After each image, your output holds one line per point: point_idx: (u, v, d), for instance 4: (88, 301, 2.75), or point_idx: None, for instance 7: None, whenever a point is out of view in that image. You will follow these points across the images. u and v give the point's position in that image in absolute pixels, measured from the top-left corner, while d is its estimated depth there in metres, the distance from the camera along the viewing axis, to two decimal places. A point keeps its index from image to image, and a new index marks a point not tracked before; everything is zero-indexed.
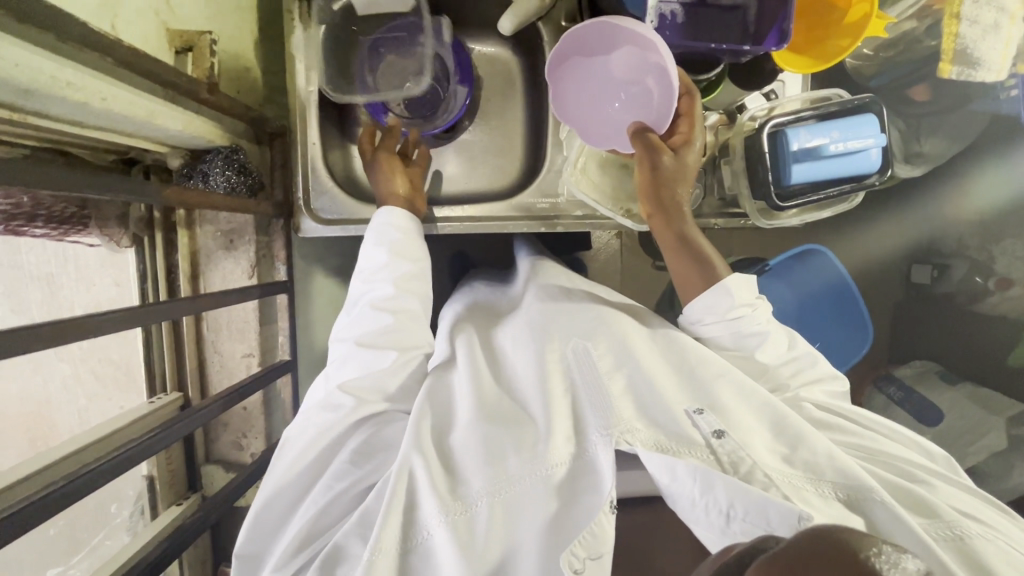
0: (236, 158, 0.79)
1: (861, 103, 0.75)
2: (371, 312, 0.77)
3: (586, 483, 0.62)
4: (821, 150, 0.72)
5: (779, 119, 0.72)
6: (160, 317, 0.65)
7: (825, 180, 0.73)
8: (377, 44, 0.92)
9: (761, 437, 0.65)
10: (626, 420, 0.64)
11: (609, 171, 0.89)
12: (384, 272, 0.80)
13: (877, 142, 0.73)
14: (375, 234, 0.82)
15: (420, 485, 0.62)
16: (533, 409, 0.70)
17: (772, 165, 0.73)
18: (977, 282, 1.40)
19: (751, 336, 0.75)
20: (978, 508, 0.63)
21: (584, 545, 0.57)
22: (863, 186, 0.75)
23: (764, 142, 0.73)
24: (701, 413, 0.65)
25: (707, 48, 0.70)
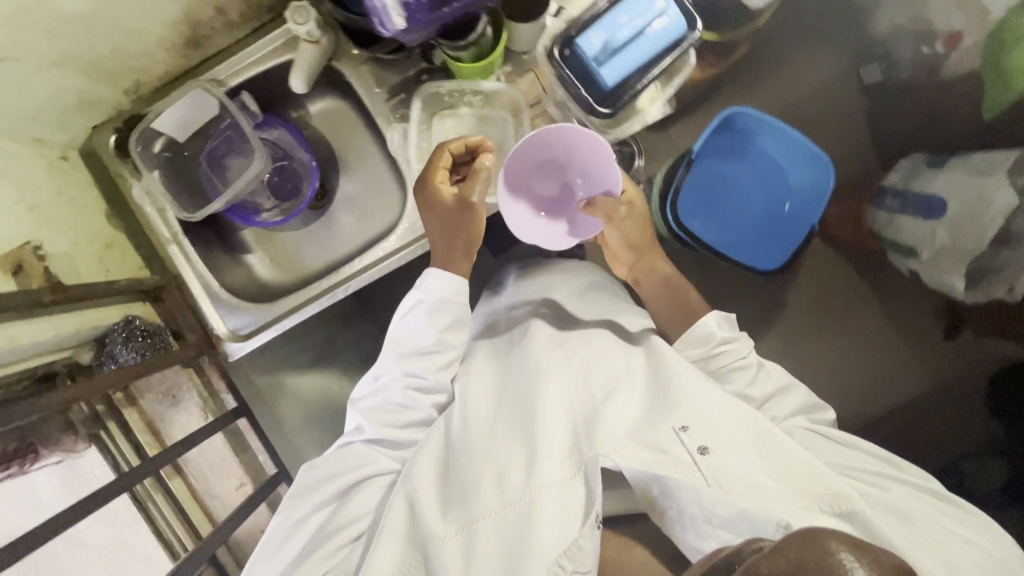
0: (133, 324, 0.84)
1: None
2: (403, 396, 0.78)
3: (573, 495, 0.68)
4: (614, 43, 0.75)
5: (565, 35, 0.77)
6: (101, 503, 0.69)
7: (636, 68, 0.77)
8: (213, 156, 0.93)
9: (746, 453, 0.67)
10: (616, 440, 0.69)
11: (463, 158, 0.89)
12: (426, 353, 0.79)
13: (664, 4, 0.73)
14: (430, 309, 0.79)
15: (416, 514, 0.68)
16: (519, 434, 0.73)
17: (584, 79, 0.78)
18: (928, 52, 1.38)
19: (736, 372, 0.80)
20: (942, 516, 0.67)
21: (571, 559, 0.64)
22: (677, 53, 0.76)
23: (563, 63, 0.78)
24: (684, 430, 0.68)
25: (447, 14, 0.68)
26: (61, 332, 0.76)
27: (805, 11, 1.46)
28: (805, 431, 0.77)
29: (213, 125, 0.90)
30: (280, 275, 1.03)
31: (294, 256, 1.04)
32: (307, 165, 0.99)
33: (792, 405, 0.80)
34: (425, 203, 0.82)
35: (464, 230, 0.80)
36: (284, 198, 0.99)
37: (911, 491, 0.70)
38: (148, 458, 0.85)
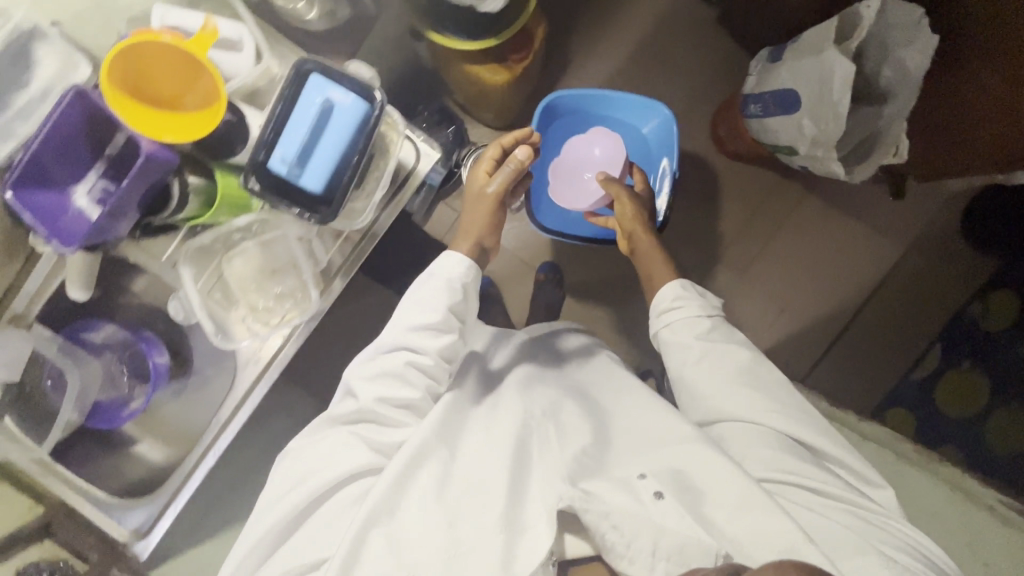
0: (25, 571, 0.87)
1: (293, 75, 0.66)
2: (402, 367, 0.93)
3: (537, 544, 0.74)
4: (308, 150, 0.67)
5: (251, 163, 0.67)
6: None
7: (341, 164, 0.69)
8: (49, 376, 0.93)
9: (707, 494, 0.79)
10: (591, 488, 0.77)
11: (265, 287, 0.88)
12: (424, 333, 0.95)
13: (339, 94, 0.67)
14: (427, 283, 1.00)
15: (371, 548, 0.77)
16: (489, 483, 0.82)
17: (289, 199, 0.68)
18: None
19: (704, 343, 0.96)
20: (884, 538, 0.80)
21: None
22: (375, 134, 0.69)
23: (260, 192, 0.67)
24: (644, 477, 0.79)
25: (125, 189, 0.67)
26: None
27: None
28: (786, 451, 0.88)
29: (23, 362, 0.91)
30: (173, 451, 1.04)
31: (180, 428, 1.05)
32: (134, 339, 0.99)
33: (773, 409, 0.90)
34: (471, 179, 1.17)
35: (485, 211, 1.13)
36: (133, 379, 1.00)
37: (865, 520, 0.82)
38: None
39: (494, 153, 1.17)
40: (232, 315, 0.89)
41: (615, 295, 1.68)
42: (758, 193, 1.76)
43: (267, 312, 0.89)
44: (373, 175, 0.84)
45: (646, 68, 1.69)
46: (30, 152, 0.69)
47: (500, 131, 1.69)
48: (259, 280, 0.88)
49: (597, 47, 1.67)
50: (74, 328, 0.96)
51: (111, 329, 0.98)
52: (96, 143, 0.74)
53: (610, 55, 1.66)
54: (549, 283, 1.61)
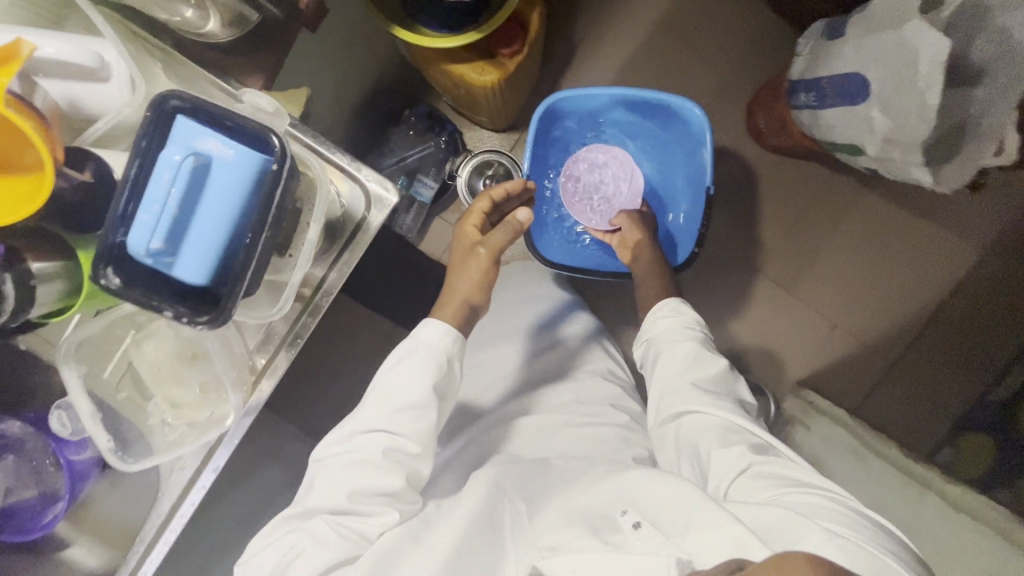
0: None
1: (155, 122, 0.46)
2: (382, 459, 0.76)
3: None
4: (180, 230, 0.46)
5: (102, 246, 0.46)
6: None
7: (232, 251, 0.48)
8: None
9: (660, 508, 0.66)
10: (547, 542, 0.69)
11: (185, 376, 0.69)
12: (404, 418, 0.78)
13: (225, 154, 0.47)
14: (413, 350, 0.82)
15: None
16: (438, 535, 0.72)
17: (159, 298, 0.48)
18: None
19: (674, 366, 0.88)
20: (840, 519, 0.60)
21: None
22: (276, 208, 0.48)
23: (112, 285, 0.47)
24: (624, 510, 0.68)
25: None
26: None
27: None
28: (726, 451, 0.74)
29: None
30: (112, 556, 0.87)
31: (119, 526, 0.89)
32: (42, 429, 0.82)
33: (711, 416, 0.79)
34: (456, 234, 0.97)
35: (478, 266, 0.91)
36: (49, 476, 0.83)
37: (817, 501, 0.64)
38: None
39: (484, 204, 0.98)
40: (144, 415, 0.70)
41: None
42: (808, 190, 1.48)
43: (189, 408, 0.70)
44: (297, 241, 0.60)
45: (668, 48, 1.42)
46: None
47: (499, 134, 1.46)
48: (175, 370, 0.69)
49: (609, 27, 1.41)
50: None
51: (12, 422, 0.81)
52: None
53: (624, 39, 1.41)
54: None
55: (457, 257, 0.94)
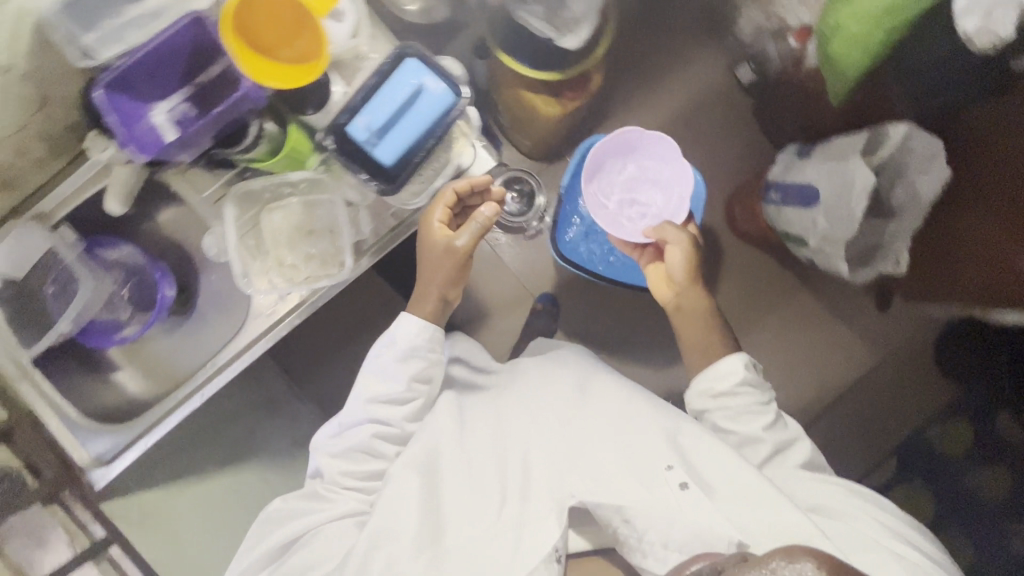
0: None
1: (393, 56, 0.72)
2: (368, 437, 0.93)
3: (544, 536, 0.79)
4: (386, 124, 0.71)
5: (333, 123, 0.71)
6: None
7: (412, 146, 0.72)
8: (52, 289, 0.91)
9: (715, 483, 0.79)
10: (587, 483, 0.82)
11: (298, 244, 0.90)
12: (386, 406, 0.94)
13: (422, 82, 0.71)
14: (387, 351, 0.95)
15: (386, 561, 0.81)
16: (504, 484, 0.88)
17: (359, 165, 0.72)
18: (784, 53, 1.48)
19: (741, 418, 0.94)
20: (896, 544, 0.76)
21: None
22: (450, 124, 0.73)
23: (332, 149, 0.71)
24: (671, 468, 0.80)
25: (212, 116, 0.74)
26: None
27: None
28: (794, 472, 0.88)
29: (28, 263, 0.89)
30: (155, 388, 1.02)
31: (167, 367, 1.03)
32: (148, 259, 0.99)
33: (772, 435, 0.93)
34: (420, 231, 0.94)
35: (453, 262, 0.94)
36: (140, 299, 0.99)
37: (872, 522, 0.80)
38: None
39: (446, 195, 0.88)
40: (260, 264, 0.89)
41: (609, 340, 1.71)
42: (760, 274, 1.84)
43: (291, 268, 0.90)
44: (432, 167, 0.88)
45: (680, 135, 1.79)
46: (134, 61, 0.72)
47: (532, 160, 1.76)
48: (292, 236, 0.89)
49: (638, 106, 1.78)
50: (91, 238, 0.95)
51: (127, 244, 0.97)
52: (195, 64, 0.77)
53: (647, 118, 1.78)
54: (547, 312, 1.62)
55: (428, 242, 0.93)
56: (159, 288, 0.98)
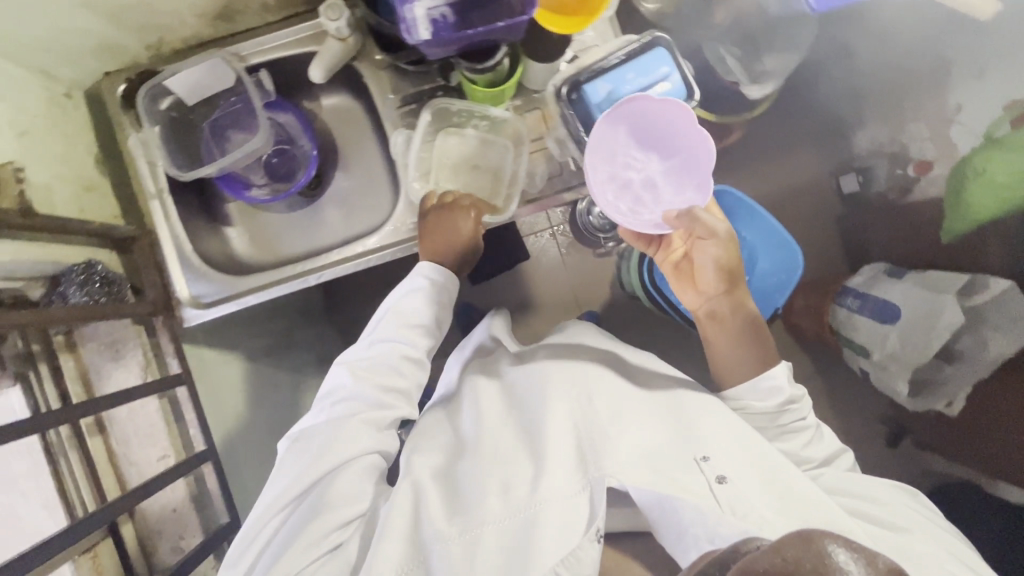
0: (94, 268, 0.80)
1: (648, 40, 0.79)
2: (394, 367, 0.82)
3: (577, 509, 0.70)
4: (617, 93, 0.81)
5: (576, 76, 0.83)
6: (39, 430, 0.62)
7: (630, 121, 0.82)
8: (215, 125, 0.94)
9: (752, 475, 0.69)
10: (620, 459, 0.72)
11: (461, 173, 0.93)
12: (420, 336, 0.84)
13: (668, 72, 0.81)
14: (419, 291, 0.85)
15: (417, 522, 0.71)
16: (536, 449, 0.79)
17: (581, 118, 0.84)
18: (901, 174, 1.47)
19: (794, 432, 0.81)
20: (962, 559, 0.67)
21: (567, 567, 0.66)
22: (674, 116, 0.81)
23: (568, 99, 0.84)
24: (706, 459, 0.71)
25: (468, 35, 0.71)
26: (16, 257, 0.70)
27: (782, 116, 1.57)
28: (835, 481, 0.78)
29: (203, 93, 0.90)
30: (258, 254, 1.02)
31: (273, 240, 1.04)
32: (309, 137, 0.99)
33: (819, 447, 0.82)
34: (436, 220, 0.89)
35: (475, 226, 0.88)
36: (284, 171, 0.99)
37: (933, 539, 0.70)
38: (71, 405, 0.73)
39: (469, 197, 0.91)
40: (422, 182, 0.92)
41: None
42: None
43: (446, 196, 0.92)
44: None
45: None
46: None
47: None
48: (458, 165, 0.93)
49: None
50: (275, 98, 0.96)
51: (299, 115, 0.97)
52: None
53: None
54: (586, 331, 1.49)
55: (440, 220, 0.88)
56: (306, 167, 0.98)
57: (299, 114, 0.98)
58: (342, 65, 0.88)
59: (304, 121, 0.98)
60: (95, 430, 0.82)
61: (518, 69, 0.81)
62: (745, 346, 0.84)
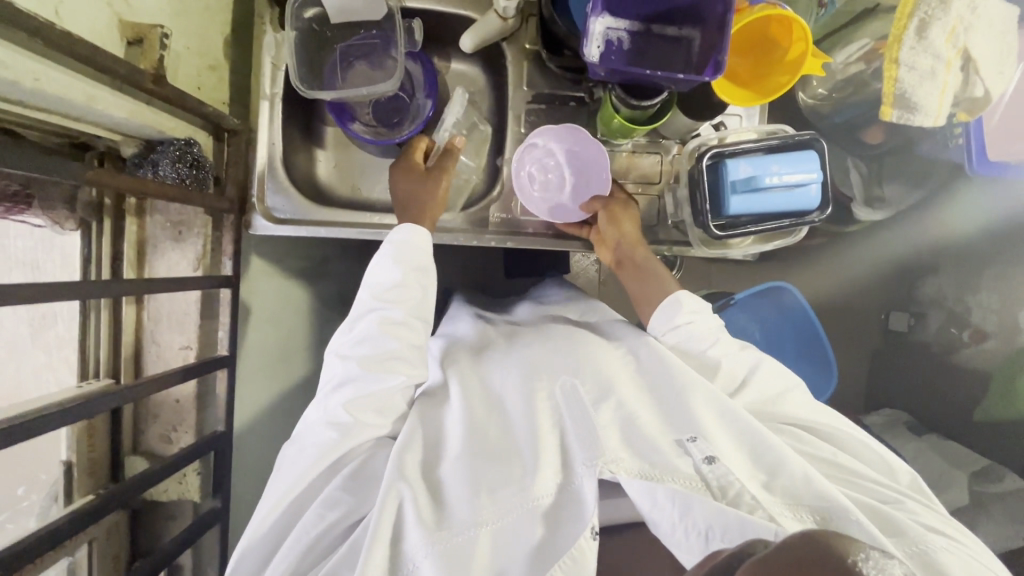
0: (190, 149, 0.79)
1: (801, 139, 0.75)
2: (378, 333, 0.73)
3: (560, 488, 0.58)
4: (758, 182, 0.72)
5: (719, 148, 0.74)
6: (91, 295, 0.61)
7: (760, 215, 0.74)
8: (347, 53, 0.92)
9: (740, 465, 0.59)
10: (612, 448, 0.58)
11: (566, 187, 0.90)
12: (395, 292, 0.75)
13: (817, 177, 0.73)
14: (393, 251, 0.76)
15: (406, 523, 0.56)
16: (520, 438, 0.63)
17: (711, 194, 0.74)
18: (953, 333, 1.30)
19: (702, 340, 0.75)
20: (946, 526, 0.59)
21: (563, 568, 0.53)
22: (801, 222, 0.75)
23: (703, 171, 0.74)
24: (694, 440, 0.60)
25: (644, 73, 0.68)
26: (131, 116, 0.68)
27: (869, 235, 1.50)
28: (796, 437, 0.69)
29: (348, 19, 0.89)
30: (338, 184, 1.00)
31: (355, 177, 1.00)
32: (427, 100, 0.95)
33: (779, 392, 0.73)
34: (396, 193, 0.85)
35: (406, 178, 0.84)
36: (393, 121, 0.97)
37: (910, 501, 0.62)
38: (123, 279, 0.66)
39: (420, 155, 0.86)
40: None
41: None
42: None
43: None
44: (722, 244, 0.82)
45: None
46: None
47: None
48: None
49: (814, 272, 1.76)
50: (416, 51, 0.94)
51: (430, 75, 0.94)
52: (669, 16, 0.70)
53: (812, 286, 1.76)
54: None
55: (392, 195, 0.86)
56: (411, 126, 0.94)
57: (433, 74, 0.95)
58: (493, 41, 0.86)
59: (430, 81, 0.94)
60: (133, 302, 0.84)
61: (669, 115, 0.78)
62: (652, 284, 0.81)
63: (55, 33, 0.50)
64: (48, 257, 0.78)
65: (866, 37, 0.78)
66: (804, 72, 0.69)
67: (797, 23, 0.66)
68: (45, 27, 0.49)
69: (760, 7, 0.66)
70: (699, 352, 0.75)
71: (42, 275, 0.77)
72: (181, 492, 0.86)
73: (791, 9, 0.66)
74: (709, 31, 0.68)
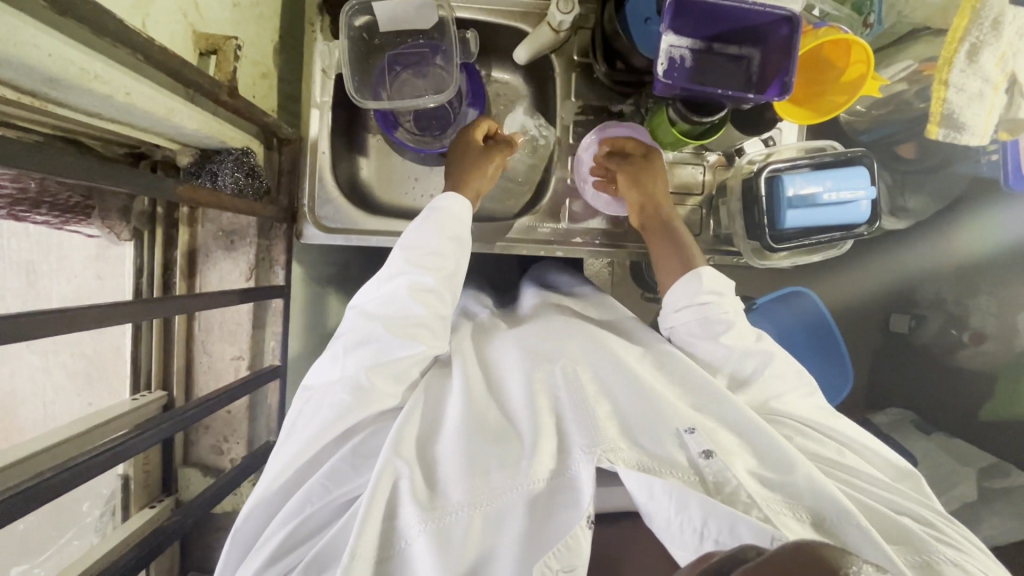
0: (247, 158, 0.79)
1: (852, 155, 0.78)
2: (405, 297, 0.65)
3: (558, 476, 0.53)
4: (816, 198, 0.75)
5: (776, 164, 0.77)
6: (157, 315, 0.58)
7: (813, 229, 0.76)
8: (394, 61, 0.92)
9: (739, 458, 0.55)
10: (611, 436, 0.53)
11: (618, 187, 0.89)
12: (431, 259, 0.68)
13: (869, 193, 0.75)
14: (435, 219, 0.70)
15: (398, 503, 0.51)
16: (518, 419, 0.58)
17: (767, 208, 0.77)
18: (952, 334, 1.30)
19: (719, 321, 0.70)
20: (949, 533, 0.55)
21: (558, 557, 0.49)
22: (848, 237, 0.77)
23: (761, 185, 0.77)
24: (691, 430, 0.55)
25: (714, 93, 0.69)
26: (201, 128, 0.67)
27: None
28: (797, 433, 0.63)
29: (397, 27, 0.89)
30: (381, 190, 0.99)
31: (398, 184, 1.00)
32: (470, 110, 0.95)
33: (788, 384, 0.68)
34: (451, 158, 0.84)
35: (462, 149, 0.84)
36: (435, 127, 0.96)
37: (912, 505, 0.58)
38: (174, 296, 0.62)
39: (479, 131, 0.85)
40: (572, 189, 0.91)
41: None
42: None
43: (586, 213, 0.91)
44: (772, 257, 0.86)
45: None
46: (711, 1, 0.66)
47: None
48: None
49: None
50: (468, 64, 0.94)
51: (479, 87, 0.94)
52: (730, 36, 0.72)
53: None
54: None
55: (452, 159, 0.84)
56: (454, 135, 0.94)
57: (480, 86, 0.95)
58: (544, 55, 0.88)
59: (473, 90, 0.94)
60: (184, 318, 0.87)
61: (723, 130, 0.80)
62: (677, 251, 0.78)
63: (155, 50, 0.49)
64: (55, 267, 0.79)
65: (909, 59, 0.82)
66: (861, 93, 0.72)
67: (854, 45, 0.69)
68: (149, 45, 0.48)
69: (820, 32, 0.69)
70: (714, 334, 0.69)
71: (35, 278, 0.78)
72: (238, 502, 0.88)
73: (848, 32, 0.69)
74: (772, 51, 0.70)
